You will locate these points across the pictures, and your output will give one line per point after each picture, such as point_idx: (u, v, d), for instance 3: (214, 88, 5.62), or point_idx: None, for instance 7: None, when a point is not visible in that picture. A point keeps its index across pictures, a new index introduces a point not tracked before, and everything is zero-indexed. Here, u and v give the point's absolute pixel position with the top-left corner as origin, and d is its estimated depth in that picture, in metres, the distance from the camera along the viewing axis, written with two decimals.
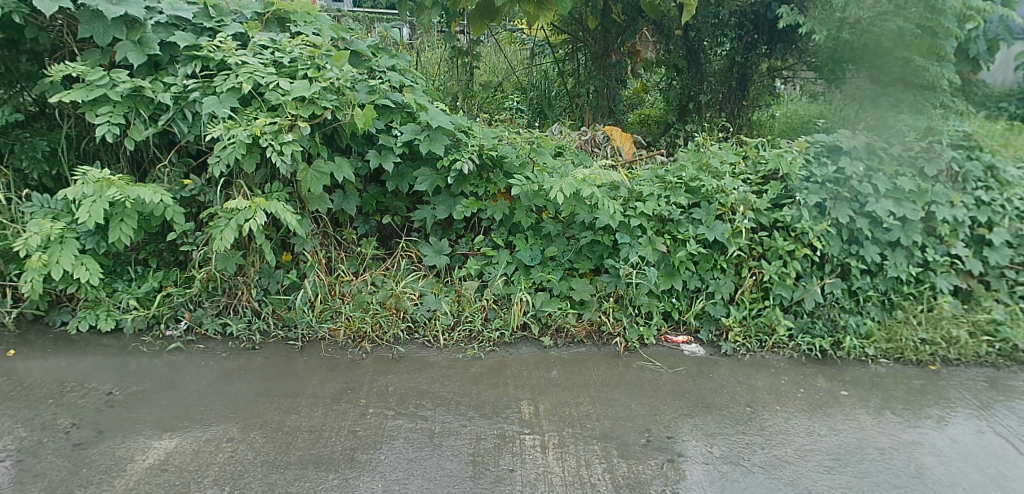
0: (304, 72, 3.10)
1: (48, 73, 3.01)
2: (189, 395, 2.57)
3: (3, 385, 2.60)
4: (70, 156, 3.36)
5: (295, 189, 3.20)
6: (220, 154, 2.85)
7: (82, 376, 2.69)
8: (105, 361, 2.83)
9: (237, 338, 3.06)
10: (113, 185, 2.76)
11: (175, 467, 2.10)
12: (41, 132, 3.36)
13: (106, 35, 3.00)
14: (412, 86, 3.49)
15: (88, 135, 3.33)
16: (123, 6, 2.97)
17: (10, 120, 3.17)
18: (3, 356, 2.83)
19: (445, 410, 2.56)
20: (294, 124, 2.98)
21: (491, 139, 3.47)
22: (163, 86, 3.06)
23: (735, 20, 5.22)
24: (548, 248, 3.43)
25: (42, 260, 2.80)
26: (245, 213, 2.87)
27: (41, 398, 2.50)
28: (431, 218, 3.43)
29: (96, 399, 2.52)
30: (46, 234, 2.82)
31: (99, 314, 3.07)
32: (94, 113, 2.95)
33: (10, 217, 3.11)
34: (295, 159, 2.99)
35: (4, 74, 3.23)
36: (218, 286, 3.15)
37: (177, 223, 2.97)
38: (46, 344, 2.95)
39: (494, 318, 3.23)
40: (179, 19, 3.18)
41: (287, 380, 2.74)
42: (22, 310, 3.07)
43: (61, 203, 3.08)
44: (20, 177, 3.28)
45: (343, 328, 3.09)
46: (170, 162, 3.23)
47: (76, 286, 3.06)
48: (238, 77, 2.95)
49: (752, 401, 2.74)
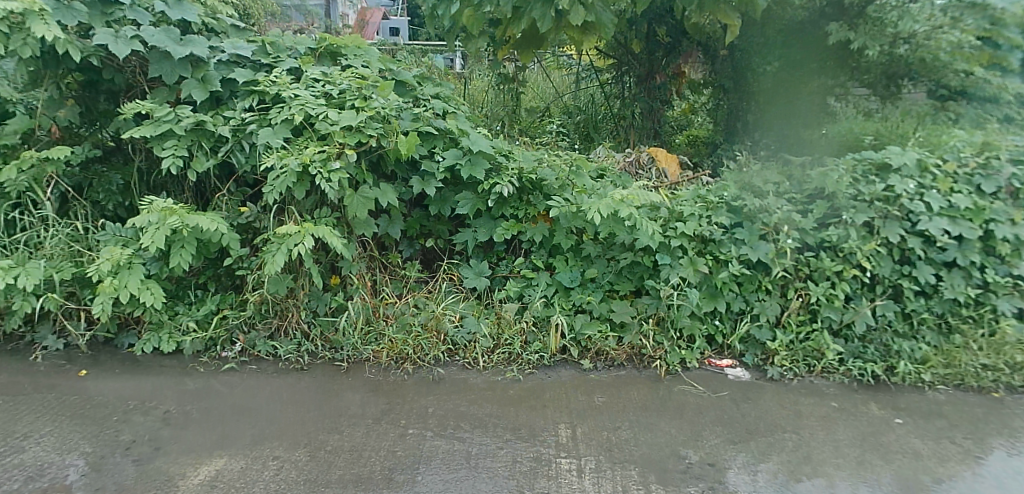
0: (352, 103, 3.24)
1: (121, 110, 3.27)
2: (240, 415, 2.68)
3: (73, 402, 2.70)
4: (141, 189, 3.58)
5: (342, 214, 3.32)
6: (273, 183, 3.00)
7: (144, 395, 2.79)
8: (164, 381, 2.94)
9: (287, 359, 3.18)
10: (175, 213, 2.94)
11: (224, 484, 2.20)
12: (116, 166, 3.60)
13: (173, 74, 3.22)
14: (455, 114, 3.61)
15: (156, 167, 3.57)
16: (189, 47, 3.20)
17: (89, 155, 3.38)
18: (75, 376, 2.93)
19: (483, 432, 2.59)
20: (342, 152, 3.11)
21: (531, 163, 3.53)
22: (223, 120, 3.25)
23: (782, 40, 4.93)
24: (588, 270, 3.42)
25: (110, 284, 2.96)
26: (295, 238, 2.99)
27: (107, 415, 2.61)
28: (472, 240, 3.48)
29: (156, 417, 2.63)
30: (116, 260, 3.00)
31: (162, 337, 3.19)
32: (161, 146, 3.16)
33: (88, 246, 3.29)
34: (342, 185, 3.12)
35: (85, 114, 3.52)
36: (270, 309, 3.28)
37: (233, 249, 3.12)
38: (114, 365, 3.06)
39: (533, 340, 3.22)
40: (239, 57, 3.38)
41: (332, 399, 2.84)
42: (95, 333, 3.17)
43: (131, 231, 3.28)
44: (98, 209, 3.50)
45: (386, 349, 3.16)
46: (229, 191, 3.44)
47: (143, 309, 3.18)
48: (291, 109, 3.12)
49: (799, 428, 2.65)
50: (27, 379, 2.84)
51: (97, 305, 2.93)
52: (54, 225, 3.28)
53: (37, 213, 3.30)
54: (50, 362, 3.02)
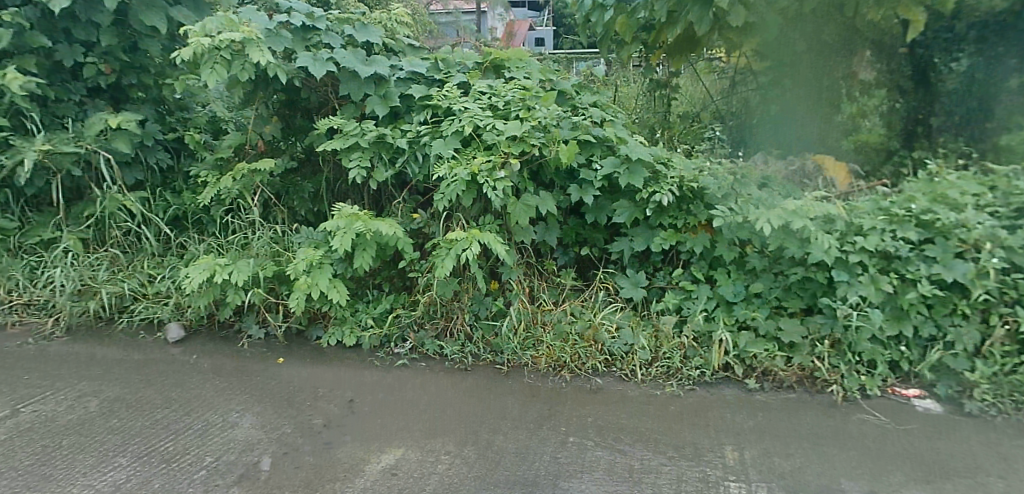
0: (516, 114, 3.34)
1: (316, 126, 3.64)
2: (412, 410, 2.85)
3: (274, 384, 3.01)
4: (328, 196, 3.95)
5: (504, 221, 3.42)
6: (444, 191, 3.16)
7: (330, 384, 3.05)
8: (346, 372, 3.18)
9: (452, 359, 3.32)
10: (359, 218, 3.21)
11: (402, 473, 2.35)
12: (307, 176, 3.99)
13: (359, 91, 3.49)
14: (613, 122, 3.60)
15: (341, 177, 3.91)
16: (373, 66, 3.49)
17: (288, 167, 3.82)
18: (276, 363, 3.25)
19: (645, 447, 2.54)
20: (506, 161, 3.21)
21: (693, 171, 3.44)
22: (401, 133, 3.47)
23: (975, 34, 4.49)
24: (753, 285, 3.25)
25: (304, 282, 3.26)
26: (462, 244, 3.13)
27: (302, 400, 2.88)
28: (628, 250, 3.44)
29: (342, 404, 2.86)
30: (310, 261, 3.31)
31: (345, 331, 3.46)
32: (348, 158, 3.45)
33: (285, 246, 3.68)
34: (506, 194, 3.22)
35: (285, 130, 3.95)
36: (437, 310, 3.44)
37: (407, 253, 3.33)
38: (305, 355, 3.36)
39: (694, 356, 3.13)
40: (414, 74, 3.62)
41: (495, 401, 2.93)
42: (290, 324, 3.49)
43: (321, 234, 3.59)
44: (292, 214, 3.93)
45: (544, 356, 3.20)
46: (403, 198, 3.68)
47: (329, 305, 3.48)
48: (462, 121, 3.27)
49: (1011, 472, 2.31)
50: (236, 363, 3.20)
51: (293, 300, 3.24)
52: (261, 228, 3.72)
53: (248, 216, 3.75)
54: (254, 349, 3.38)
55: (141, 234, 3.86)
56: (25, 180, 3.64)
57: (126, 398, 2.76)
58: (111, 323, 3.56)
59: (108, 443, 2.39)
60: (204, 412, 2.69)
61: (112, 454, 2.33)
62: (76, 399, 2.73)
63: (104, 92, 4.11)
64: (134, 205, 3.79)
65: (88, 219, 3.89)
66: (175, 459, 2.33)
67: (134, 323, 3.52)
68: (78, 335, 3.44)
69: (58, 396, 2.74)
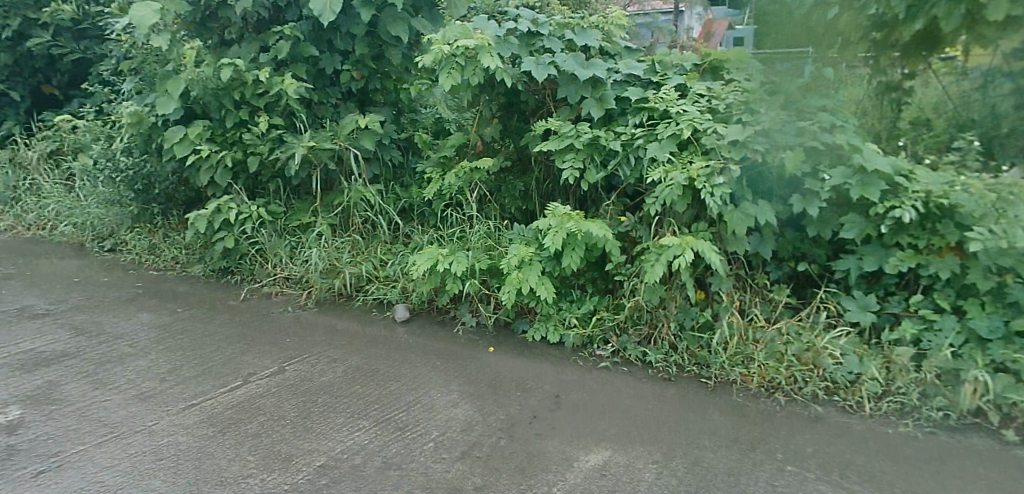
0: (738, 118, 3.29)
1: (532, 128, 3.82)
2: (617, 414, 2.84)
3: (486, 371, 3.20)
4: (539, 196, 4.09)
5: (718, 229, 3.35)
6: (658, 194, 3.21)
7: (536, 377, 3.16)
8: (549, 367, 3.27)
9: (655, 367, 3.26)
10: (571, 218, 3.33)
11: (611, 475, 2.34)
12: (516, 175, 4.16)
13: (576, 95, 3.64)
14: (845, 126, 3.23)
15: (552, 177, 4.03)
16: (591, 69, 3.61)
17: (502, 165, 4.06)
18: (487, 351, 3.43)
19: (876, 488, 2.25)
20: (725, 167, 3.18)
21: (942, 185, 2.97)
22: (614, 135, 3.57)
23: None
24: (1016, 321, 2.78)
25: (515, 277, 3.42)
26: (675, 250, 3.13)
27: (512, 389, 3.02)
28: (856, 269, 3.17)
29: (548, 399, 2.95)
30: (522, 257, 3.47)
31: (550, 327, 3.55)
32: (562, 159, 3.62)
33: (494, 239, 3.89)
34: (724, 201, 3.17)
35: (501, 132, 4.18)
36: (643, 316, 3.41)
37: (614, 256, 3.35)
38: (512, 346, 3.50)
39: (935, 394, 2.77)
40: (630, 76, 3.71)
41: (700, 416, 2.82)
42: (499, 316, 3.68)
43: (531, 231, 3.78)
44: (501, 210, 4.13)
45: (755, 375, 3.04)
46: (612, 200, 3.74)
47: (535, 301, 3.60)
48: (679, 124, 3.27)
49: None
50: (450, 346, 3.48)
51: (505, 293, 3.42)
52: (477, 224, 3.98)
53: (465, 211, 4.08)
54: (466, 336, 3.61)
55: (376, 222, 4.40)
56: (294, 171, 4.35)
57: (363, 368, 3.14)
58: (350, 301, 4.08)
59: (353, 407, 2.73)
60: (427, 389, 2.96)
61: (356, 417, 2.65)
62: (327, 364, 3.17)
63: (353, 97, 4.78)
64: (372, 195, 4.34)
65: (337, 206, 4.50)
66: (405, 429, 2.59)
67: (368, 301, 4.00)
68: (326, 307, 4.01)
69: (312, 359, 3.22)
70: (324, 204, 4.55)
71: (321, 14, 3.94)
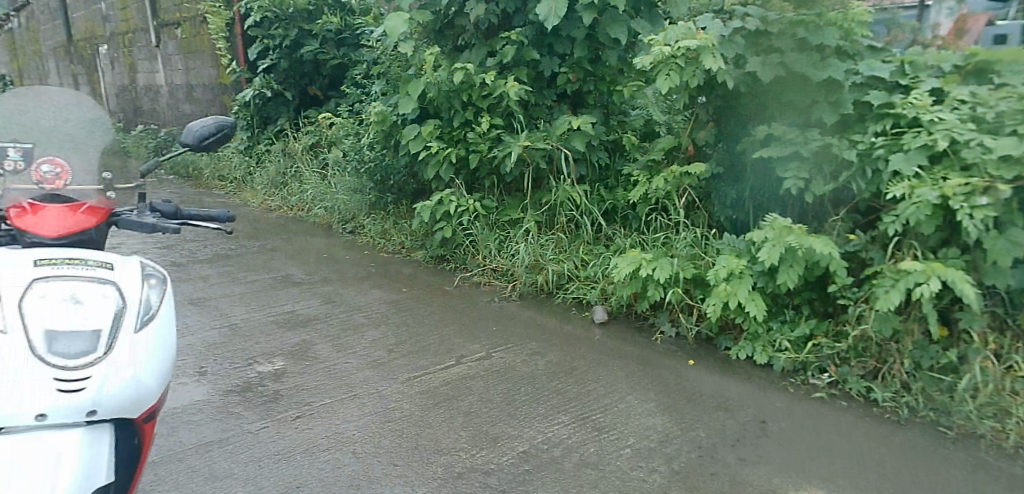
0: (1012, 126, 2.92)
1: (754, 133, 3.97)
2: (828, 449, 2.82)
3: (688, 387, 3.48)
4: None
5: (973, 256, 3.05)
6: (901, 212, 3.05)
7: (742, 400, 3.31)
8: (755, 390, 3.39)
9: (882, 406, 3.15)
10: (792, 231, 3.43)
11: None
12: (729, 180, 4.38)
13: (806, 98, 3.71)
14: None
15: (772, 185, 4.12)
16: (827, 71, 3.59)
17: (715, 171, 4.36)
18: (687, 363, 3.78)
19: None
20: (991, 186, 2.83)
21: None
22: (849, 143, 3.51)
23: None
24: None
25: (723, 290, 3.63)
26: (918, 275, 2.93)
27: (715, 408, 3.23)
28: None
29: (754, 424, 3.07)
30: (731, 269, 3.68)
31: (756, 346, 3.66)
32: (784, 169, 3.68)
33: (705, 249, 4.26)
34: (986, 225, 2.88)
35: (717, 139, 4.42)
36: (869, 348, 3.31)
37: (839, 276, 3.34)
38: (716, 363, 3.75)
39: None
40: (874, 78, 3.57)
41: (926, 467, 2.66)
42: (701, 329, 3.99)
43: (744, 244, 3.90)
44: (712, 218, 4.47)
45: (1009, 431, 2.78)
46: (842, 215, 3.62)
47: (745, 318, 3.70)
48: (933, 134, 3.05)
49: None
50: (654, 356, 3.91)
51: (711, 305, 3.65)
52: (683, 230, 4.41)
53: (672, 217, 4.52)
54: (667, 346, 4.02)
55: (579, 222, 5.34)
56: (510, 167, 5.45)
57: (561, 363, 3.92)
58: (550, 296, 5.07)
59: (551, 399, 3.45)
60: (626, 394, 3.45)
61: (556, 410, 3.32)
62: (527, 357, 4.06)
63: (566, 98, 5.66)
64: (578, 196, 5.28)
65: (544, 204, 5.60)
66: (601, 430, 3.09)
67: (568, 299, 4.92)
68: (527, 299, 5.07)
69: (512, 349, 4.21)
70: (532, 200, 5.70)
71: (547, 18, 4.57)
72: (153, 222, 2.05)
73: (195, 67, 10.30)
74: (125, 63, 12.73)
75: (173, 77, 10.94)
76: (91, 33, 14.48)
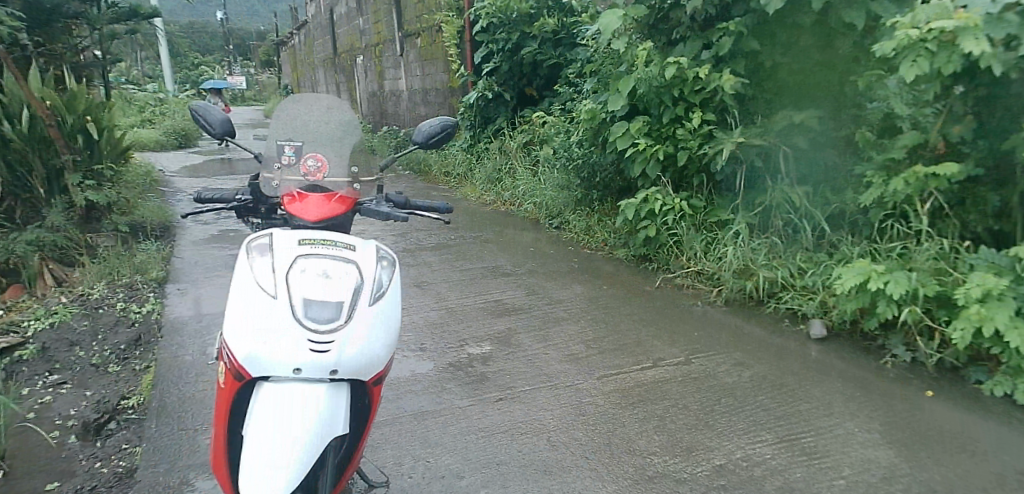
0: None
1: None
2: None
3: (922, 420, 3.15)
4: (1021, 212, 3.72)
5: None
6: None
7: (993, 443, 2.92)
8: (1012, 434, 2.98)
9: None
10: None
11: None
12: (995, 187, 3.86)
13: None
14: None
15: None
16: None
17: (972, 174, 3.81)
18: (924, 394, 3.39)
19: None
20: None
21: None
22: None
23: None
24: None
25: (976, 314, 3.20)
26: None
27: (955, 449, 2.89)
28: None
29: (1009, 473, 2.69)
30: (988, 290, 3.22)
31: (1017, 384, 3.21)
32: None
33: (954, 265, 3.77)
34: None
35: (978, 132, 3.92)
36: None
37: None
38: (959, 395, 3.35)
39: None
40: None
41: None
42: (944, 356, 3.56)
43: (1007, 260, 3.40)
44: (965, 228, 3.96)
45: None
46: None
47: (1002, 348, 3.25)
48: None
49: None
50: (882, 382, 3.55)
51: (958, 330, 3.23)
52: (927, 241, 3.92)
53: (913, 226, 4.08)
54: (898, 372, 3.64)
55: (798, 226, 4.98)
56: (722, 166, 5.26)
57: (770, 378, 3.72)
58: (759, 304, 4.78)
59: (755, 415, 3.31)
60: (845, 421, 3.20)
61: (760, 428, 3.18)
62: (733, 366, 3.92)
63: None
64: (800, 199, 4.94)
65: (757, 207, 5.31)
66: (810, 456, 2.90)
67: (780, 310, 4.58)
68: (734, 306, 4.82)
69: (716, 357, 4.06)
70: (744, 202, 5.43)
71: (769, 5, 4.27)
72: (387, 211, 2.38)
73: (430, 73, 11.51)
74: (376, 73, 14.74)
75: (412, 84, 12.36)
76: (352, 47, 17.00)
